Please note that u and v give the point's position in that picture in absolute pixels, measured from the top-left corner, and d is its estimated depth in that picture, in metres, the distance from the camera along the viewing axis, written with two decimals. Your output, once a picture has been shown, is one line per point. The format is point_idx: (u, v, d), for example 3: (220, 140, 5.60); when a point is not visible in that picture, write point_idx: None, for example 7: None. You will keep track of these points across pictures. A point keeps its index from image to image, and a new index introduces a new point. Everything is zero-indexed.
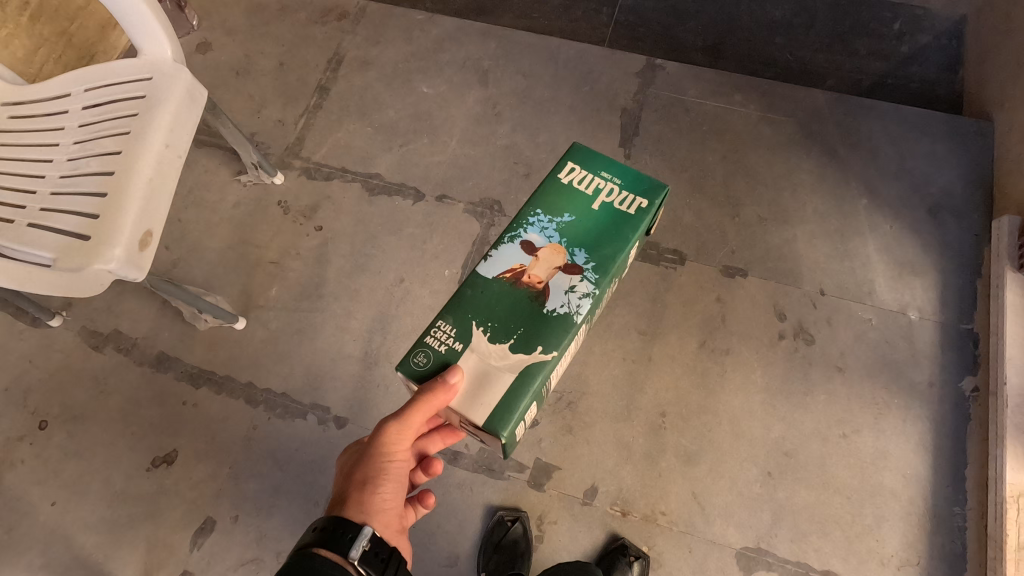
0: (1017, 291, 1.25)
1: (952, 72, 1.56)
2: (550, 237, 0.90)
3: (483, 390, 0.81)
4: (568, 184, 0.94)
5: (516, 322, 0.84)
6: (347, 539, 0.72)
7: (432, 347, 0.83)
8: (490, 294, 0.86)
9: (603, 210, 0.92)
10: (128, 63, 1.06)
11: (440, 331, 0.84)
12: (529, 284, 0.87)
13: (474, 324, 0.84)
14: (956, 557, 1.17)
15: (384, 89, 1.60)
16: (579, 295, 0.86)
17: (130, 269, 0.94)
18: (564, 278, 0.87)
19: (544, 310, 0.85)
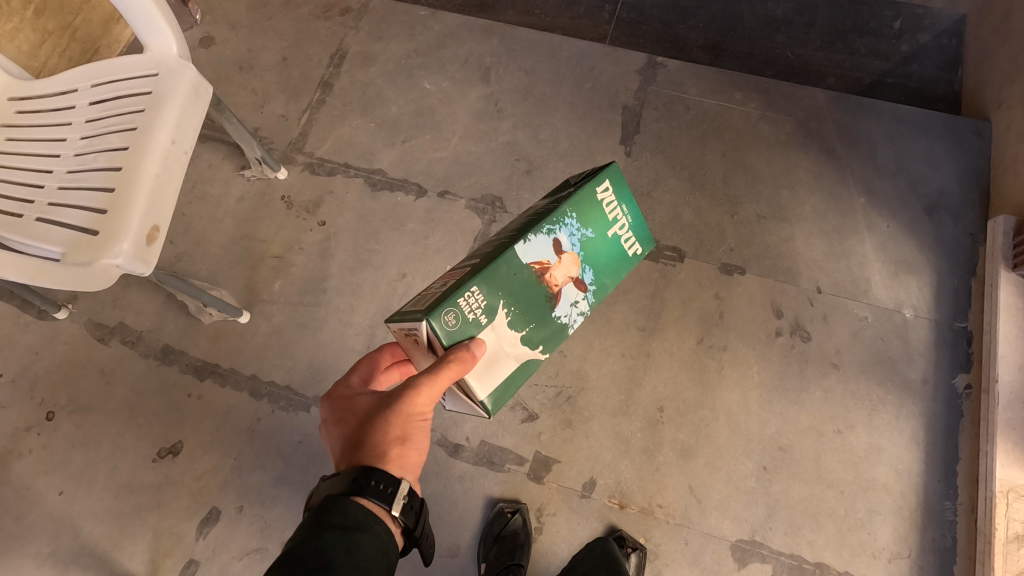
0: (1011, 291, 1.27)
1: (951, 71, 1.57)
2: (574, 245, 0.83)
3: (491, 369, 0.79)
4: (599, 199, 0.84)
5: (530, 318, 0.81)
6: (386, 493, 0.70)
7: (462, 310, 0.76)
8: (520, 279, 0.79)
9: (614, 242, 0.87)
10: (134, 59, 1.07)
11: (473, 297, 0.76)
12: (549, 285, 0.81)
13: (501, 305, 0.79)
14: (946, 550, 1.19)
15: (387, 85, 1.61)
16: (577, 313, 0.86)
17: (137, 263, 0.95)
18: (573, 291, 0.84)
19: (553, 316, 0.83)
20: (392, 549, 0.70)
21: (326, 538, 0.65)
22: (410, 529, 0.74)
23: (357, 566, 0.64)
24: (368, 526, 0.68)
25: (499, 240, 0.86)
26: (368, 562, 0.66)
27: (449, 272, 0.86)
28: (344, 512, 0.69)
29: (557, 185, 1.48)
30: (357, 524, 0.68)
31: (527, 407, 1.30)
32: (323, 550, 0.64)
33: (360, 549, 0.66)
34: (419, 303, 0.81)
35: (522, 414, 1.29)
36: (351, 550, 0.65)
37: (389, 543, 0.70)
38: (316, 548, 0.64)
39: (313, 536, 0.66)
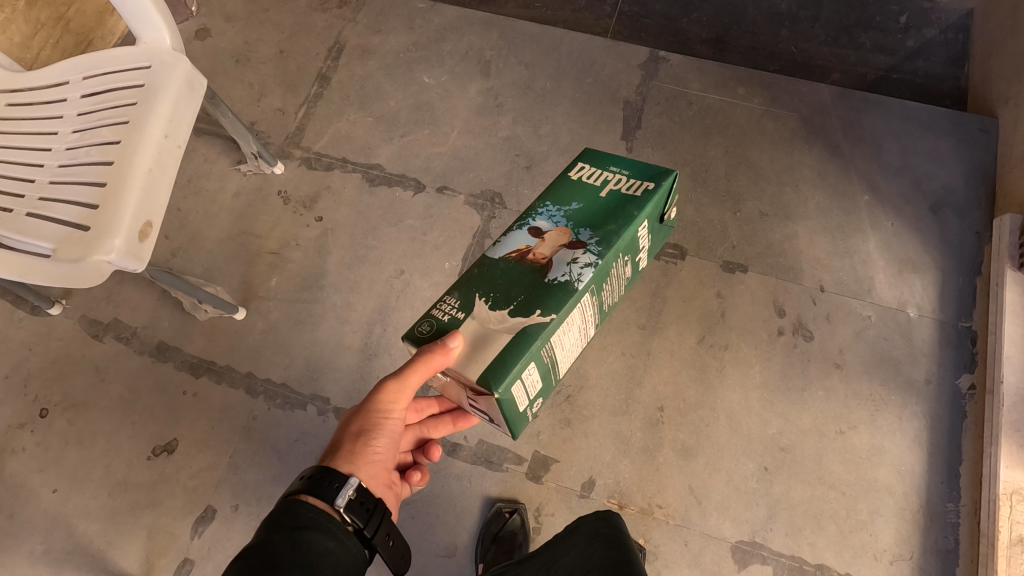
0: (1017, 291, 1.26)
1: (958, 67, 1.55)
2: (556, 221, 0.88)
3: (480, 347, 0.78)
4: (578, 179, 0.94)
5: (516, 291, 0.82)
6: (333, 488, 0.72)
7: (436, 317, 0.83)
8: (499, 268, 0.85)
9: (611, 196, 0.90)
10: (126, 50, 1.05)
11: (445, 304, 0.84)
12: (534, 259, 0.85)
13: (477, 296, 0.83)
14: (948, 552, 1.18)
15: (385, 79, 1.59)
16: (581, 265, 0.83)
17: (130, 260, 0.93)
18: (567, 252, 0.85)
19: (546, 279, 0.83)
20: (349, 550, 0.68)
21: (275, 536, 0.65)
22: (364, 530, 0.73)
23: (307, 565, 0.63)
24: (323, 525, 0.68)
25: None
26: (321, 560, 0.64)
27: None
28: (293, 512, 0.68)
29: None
30: (308, 523, 0.67)
31: None
32: (274, 550, 0.63)
33: (313, 548, 0.65)
34: None
35: None
36: (302, 549, 0.64)
37: (346, 545, 0.68)
38: (268, 550, 0.63)
39: (264, 538, 0.65)
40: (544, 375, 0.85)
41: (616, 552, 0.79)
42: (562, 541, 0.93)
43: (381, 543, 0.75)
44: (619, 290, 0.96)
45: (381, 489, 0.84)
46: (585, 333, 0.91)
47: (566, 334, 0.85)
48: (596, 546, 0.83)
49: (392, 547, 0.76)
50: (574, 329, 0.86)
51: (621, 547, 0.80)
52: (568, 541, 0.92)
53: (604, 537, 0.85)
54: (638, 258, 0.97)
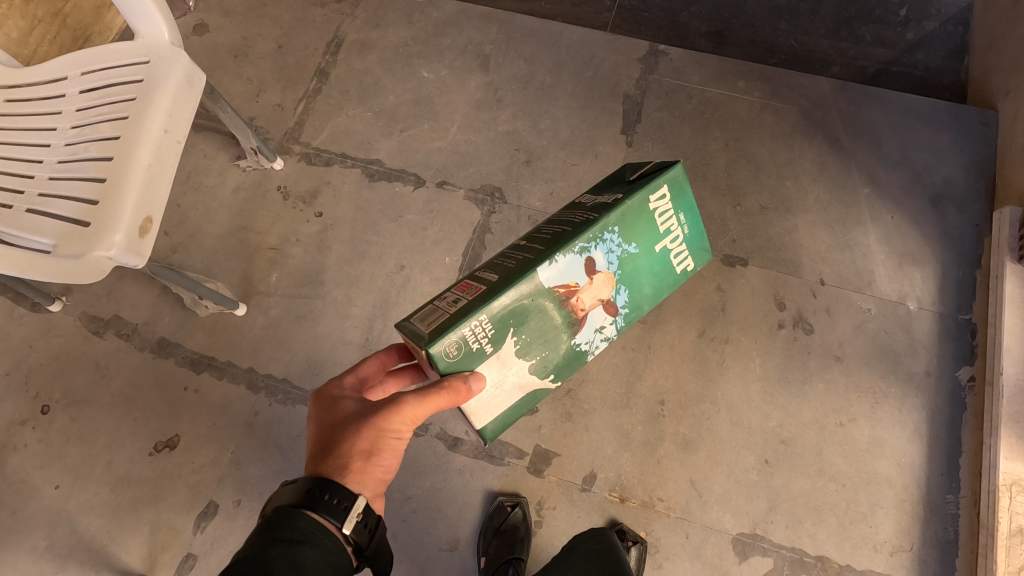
0: (1017, 283, 1.26)
1: (958, 60, 1.55)
2: (610, 263, 0.80)
3: (491, 399, 0.81)
4: (650, 210, 0.80)
5: (542, 343, 0.80)
6: (341, 509, 0.71)
7: (465, 341, 0.74)
8: (538, 303, 0.77)
9: (662, 257, 0.83)
10: (125, 45, 1.04)
11: (479, 328, 0.75)
12: (573, 308, 0.80)
13: (510, 333, 0.77)
14: (947, 544, 1.19)
15: (384, 74, 1.58)
16: (602, 337, 0.84)
17: (130, 256, 0.93)
18: (600, 315, 0.82)
19: (571, 342, 0.82)
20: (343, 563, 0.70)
21: (271, 550, 0.64)
22: (361, 546, 0.74)
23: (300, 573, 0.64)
24: (320, 541, 0.68)
25: (548, 236, 0.82)
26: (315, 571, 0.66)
27: (467, 278, 0.83)
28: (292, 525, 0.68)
29: (558, 175, 1.46)
30: (305, 538, 0.67)
31: None
32: (268, 561, 0.63)
33: (308, 562, 0.66)
34: (425, 314, 0.79)
35: None
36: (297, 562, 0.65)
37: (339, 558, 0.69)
38: (262, 559, 0.63)
39: (259, 549, 0.64)
40: None
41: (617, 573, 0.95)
42: (559, 558, 1.07)
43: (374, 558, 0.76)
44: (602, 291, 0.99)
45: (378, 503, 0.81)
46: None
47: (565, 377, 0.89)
48: (597, 563, 0.99)
49: (381, 561, 0.78)
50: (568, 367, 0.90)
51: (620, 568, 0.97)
52: (562, 563, 1.04)
53: (601, 554, 1.01)
54: None
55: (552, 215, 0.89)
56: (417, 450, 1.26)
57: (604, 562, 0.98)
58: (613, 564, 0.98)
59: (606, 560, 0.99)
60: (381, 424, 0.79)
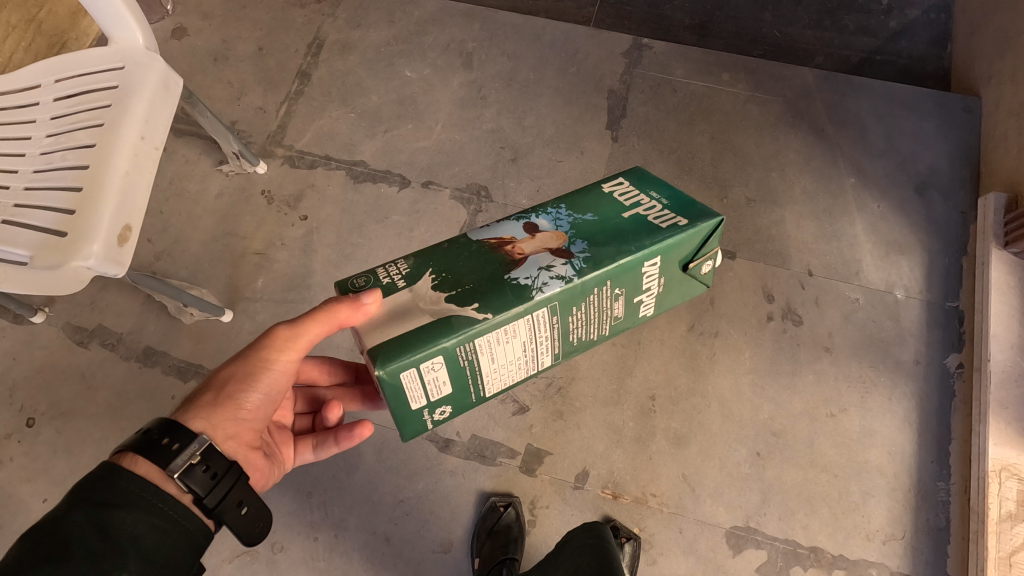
0: (1003, 269, 1.26)
1: (941, 47, 1.55)
2: (557, 223, 0.74)
3: (394, 320, 0.69)
4: (609, 193, 0.78)
5: (467, 279, 0.71)
6: (171, 452, 0.67)
7: (377, 275, 0.73)
8: (466, 249, 0.74)
9: (634, 219, 0.73)
10: (99, 52, 1.03)
11: (393, 266, 0.74)
12: (508, 251, 0.73)
13: (428, 270, 0.72)
14: (938, 531, 1.19)
15: (367, 74, 1.57)
16: (552, 275, 0.69)
17: (109, 265, 0.91)
18: (545, 258, 0.71)
19: (506, 275, 0.70)
20: (181, 540, 0.62)
21: (75, 518, 0.58)
22: (203, 499, 0.67)
23: (102, 555, 0.56)
24: (141, 502, 0.61)
25: None
26: (128, 547, 0.58)
27: None
28: (109, 480, 0.61)
29: (545, 172, 1.45)
30: (119, 501, 0.60)
31: (517, 399, 1.28)
32: (70, 535, 0.57)
33: (122, 528, 0.59)
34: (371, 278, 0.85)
35: (512, 406, 1.28)
36: (103, 530, 0.58)
37: (177, 530, 0.62)
38: (62, 532, 0.57)
39: (64, 514, 0.58)
40: (458, 382, 0.72)
41: (603, 565, 0.94)
42: (552, 556, 1.07)
43: (227, 511, 0.70)
44: (604, 326, 0.78)
45: (235, 446, 0.77)
46: (531, 367, 0.77)
47: (501, 345, 0.71)
48: (585, 555, 0.98)
49: (241, 515, 0.71)
50: (517, 370, 0.76)
51: (608, 559, 0.96)
52: (557, 557, 1.05)
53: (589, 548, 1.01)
54: (639, 300, 0.78)
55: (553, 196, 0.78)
56: (408, 452, 1.26)
57: (593, 555, 0.98)
58: (601, 556, 0.97)
59: (595, 552, 0.98)
60: (260, 354, 0.78)
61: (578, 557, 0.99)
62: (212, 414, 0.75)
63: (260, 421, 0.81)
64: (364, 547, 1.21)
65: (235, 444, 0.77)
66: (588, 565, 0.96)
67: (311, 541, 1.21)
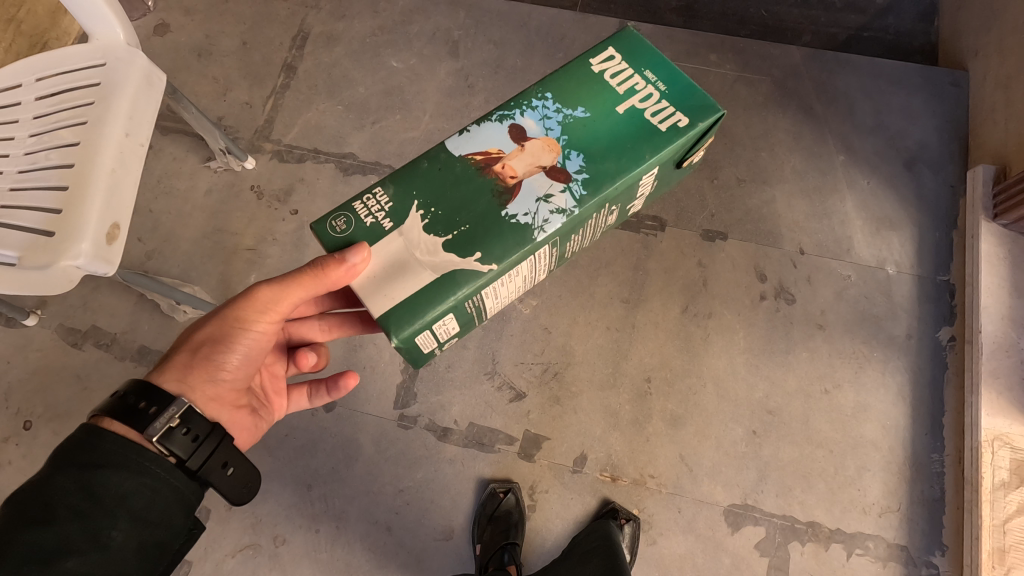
0: (992, 241, 1.27)
1: (928, 21, 1.54)
2: (548, 129, 0.77)
3: (394, 278, 0.71)
4: (599, 75, 0.80)
5: (462, 217, 0.73)
6: (150, 416, 0.67)
7: (357, 215, 0.74)
8: (451, 176, 0.75)
9: (628, 116, 0.77)
10: (80, 50, 1.01)
11: (374, 201, 0.75)
12: (499, 175, 0.75)
13: (415, 206, 0.74)
14: (933, 502, 1.20)
15: (352, 65, 1.56)
16: (553, 207, 0.73)
17: (98, 264, 0.91)
18: (542, 182, 0.74)
19: (503, 212, 0.73)
20: (170, 497, 0.64)
21: (61, 479, 0.59)
22: (186, 462, 0.69)
23: (90, 514, 0.58)
24: (126, 462, 0.62)
25: None
26: (116, 507, 0.60)
27: None
28: (90, 443, 0.62)
29: None
30: (105, 464, 0.61)
31: (514, 386, 1.29)
32: (55, 494, 0.58)
33: (110, 488, 0.60)
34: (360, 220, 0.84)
35: (509, 393, 1.28)
36: (90, 490, 0.59)
37: (165, 489, 0.64)
38: (48, 493, 0.58)
39: (49, 476, 0.60)
40: (466, 321, 0.77)
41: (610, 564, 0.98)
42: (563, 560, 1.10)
43: (212, 472, 0.71)
44: (595, 235, 0.86)
45: (218, 407, 0.80)
46: (529, 281, 0.85)
47: (504, 284, 0.76)
48: (591, 560, 1.01)
49: (228, 475, 0.72)
50: (517, 289, 0.83)
51: (613, 559, 0.99)
52: (563, 563, 1.07)
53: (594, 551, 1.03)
54: (630, 204, 0.85)
55: (538, 84, 0.80)
56: (407, 442, 1.27)
57: (598, 555, 1.01)
58: (607, 555, 1.00)
59: (601, 552, 1.01)
60: (237, 316, 0.79)
61: (584, 559, 1.03)
62: (190, 376, 0.77)
63: (242, 381, 0.83)
64: (366, 537, 1.22)
65: (217, 405, 0.80)
66: (595, 564, 0.99)
67: (313, 533, 1.22)
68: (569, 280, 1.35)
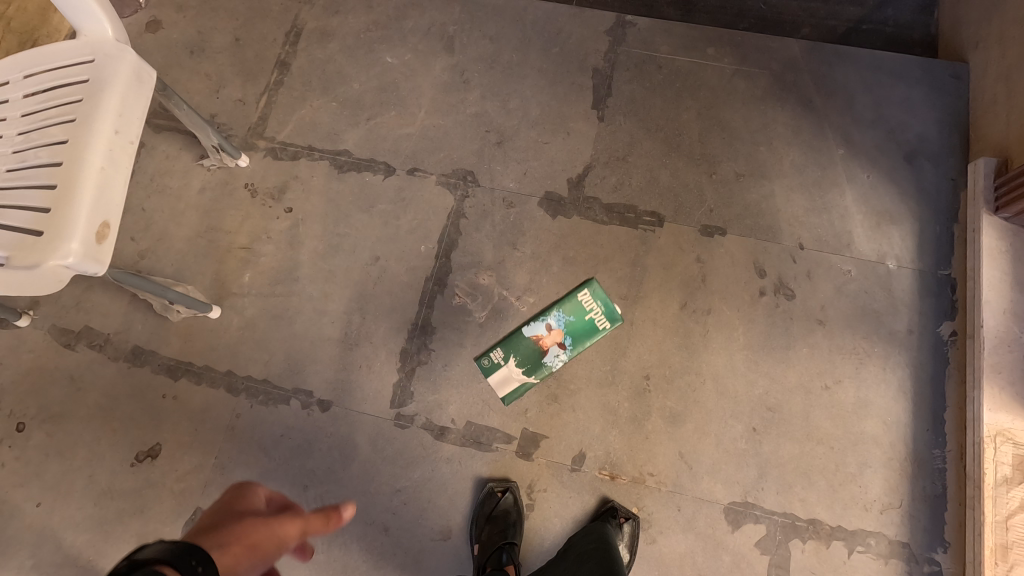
0: (994, 234, 1.26)
1: (928, 13, 1.53)
2: (556, 325, 1.30)
3: (503, 385, 1.27)
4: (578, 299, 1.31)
5: (529, 360, 1.28)
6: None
7: (494, 360, 1.29)
8: (523, 348, 1.29)
9: (590, 318, 1.30)
10: (67, 45, 1.00)
11: (497, 354, 1.29)
12: (540, 343, 1.29)
13: (514, 358, 1.28)
14: (935, 498, 1.19)
15: (346, 61, 1.54)
16: (559, 359, 1.28)
17: (88, 263, 0.89)
18: (554, 349, 1.28)
19: (541, 366, 1.27)
20: None
21: None
22: None
23: None
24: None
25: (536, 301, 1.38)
26: None
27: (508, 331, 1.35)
28: None
29: (530, 155, 1.43)
30: None
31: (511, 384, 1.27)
32: None
33: None
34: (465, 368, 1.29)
35: (507, 391, 1.27)
36: None
37: None
38: None
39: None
40: None
41: (604, 565, 0.97)
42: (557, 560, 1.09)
43: None
44: None
45: None
46: None
47: None
48: (586, 562, 1.00)
49: None
50: None
51: (608, 560, 0.98)
52: (559, 565, 1.07)
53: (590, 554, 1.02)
54: None
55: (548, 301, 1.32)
56: (403, 442, 1.25)
57: (594, 557, 1.00)
58: (602, 557, 0.99)
59: (596, 554, 1.01)
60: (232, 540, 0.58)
61: (579, 562, 1.02)
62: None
63: None
64: (363, 538, 1.21)
65: None
66: (591, 566, 0.99)
67: None
68: (567, 278, 1.34)
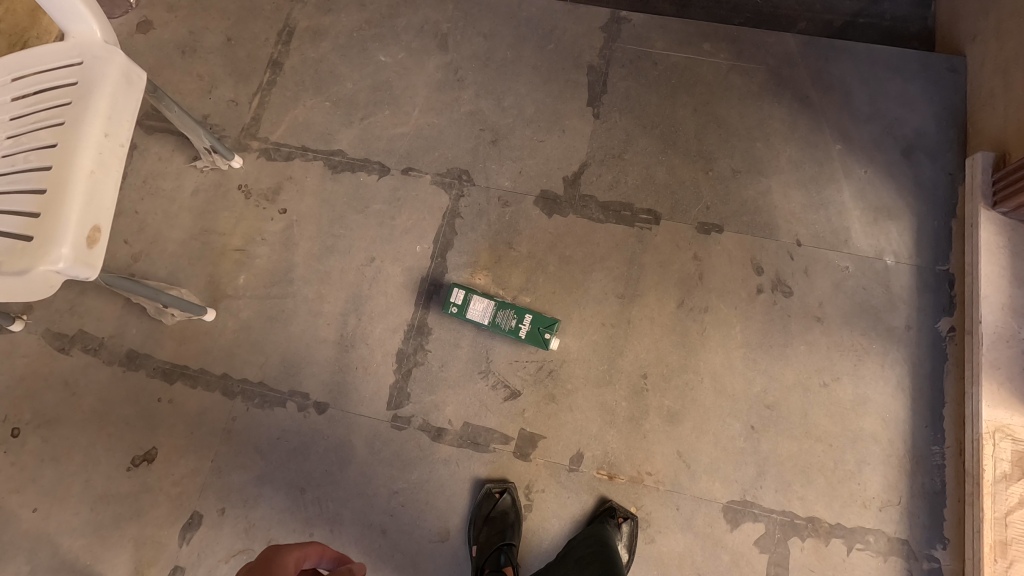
0: (992, 229, 1.25)
1: (925, 7, 1.52)
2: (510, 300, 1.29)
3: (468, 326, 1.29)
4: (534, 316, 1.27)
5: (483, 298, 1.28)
6: None
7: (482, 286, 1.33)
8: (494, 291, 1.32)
9: (512, 323, 1.26)
10: (56, 48, 0.98)
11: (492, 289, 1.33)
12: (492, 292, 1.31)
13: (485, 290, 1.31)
14: (934, 495, 1.19)
15: (340, 61, 1.53)
16: (479, 313, 1.27)
17: (78, 268, 0.89)
18: (486, 305, 1.27)
19: (468, 302, 1.27)
20: None
21: None
22: None
23: None
24: None
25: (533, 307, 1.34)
26: None
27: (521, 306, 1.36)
28: None
29: (525, 153, 1.42)
30: None
31: (508, 384, 1.27)
32: None
33: None
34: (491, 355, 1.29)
35: (504, 391, 1.27)
36: None
37: None
38: None
39: None
40: None
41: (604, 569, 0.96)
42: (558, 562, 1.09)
43: None
44: None
45: None
46: None
47: None
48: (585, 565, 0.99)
49: None
50: None
51: (607, 564, 0.97)
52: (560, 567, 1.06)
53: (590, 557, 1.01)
54: None
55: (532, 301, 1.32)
56: (400, 443, 1.25)
57: (593, 561, 0.99)
58: (601, 562, 0.99)
59: (596, 559, 0.99)
60: None
61: (579, 566, 1.00)
62: None
63: None
64: (361, 540, 1.20)
65: None
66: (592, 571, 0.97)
67: (307, 537, 1.21)
68: (563, 276, 1.33)
